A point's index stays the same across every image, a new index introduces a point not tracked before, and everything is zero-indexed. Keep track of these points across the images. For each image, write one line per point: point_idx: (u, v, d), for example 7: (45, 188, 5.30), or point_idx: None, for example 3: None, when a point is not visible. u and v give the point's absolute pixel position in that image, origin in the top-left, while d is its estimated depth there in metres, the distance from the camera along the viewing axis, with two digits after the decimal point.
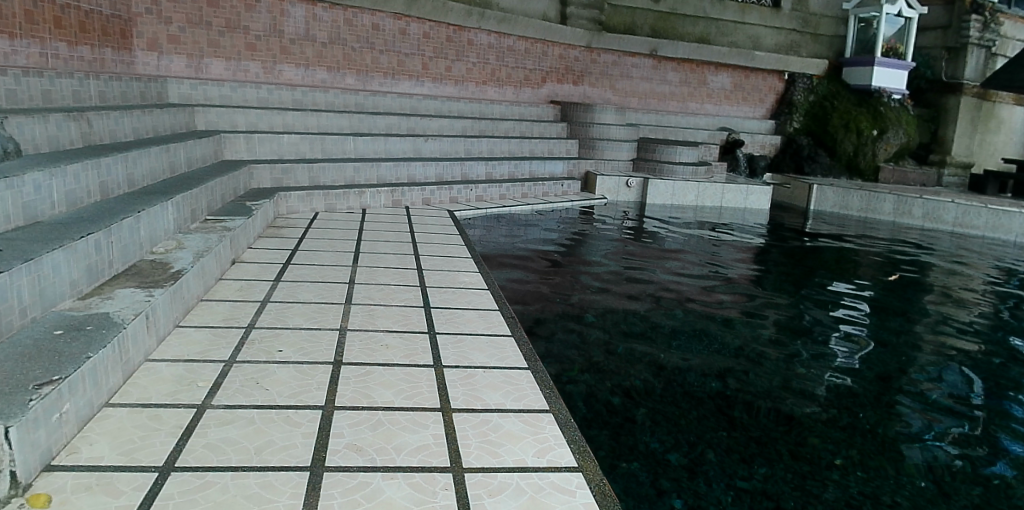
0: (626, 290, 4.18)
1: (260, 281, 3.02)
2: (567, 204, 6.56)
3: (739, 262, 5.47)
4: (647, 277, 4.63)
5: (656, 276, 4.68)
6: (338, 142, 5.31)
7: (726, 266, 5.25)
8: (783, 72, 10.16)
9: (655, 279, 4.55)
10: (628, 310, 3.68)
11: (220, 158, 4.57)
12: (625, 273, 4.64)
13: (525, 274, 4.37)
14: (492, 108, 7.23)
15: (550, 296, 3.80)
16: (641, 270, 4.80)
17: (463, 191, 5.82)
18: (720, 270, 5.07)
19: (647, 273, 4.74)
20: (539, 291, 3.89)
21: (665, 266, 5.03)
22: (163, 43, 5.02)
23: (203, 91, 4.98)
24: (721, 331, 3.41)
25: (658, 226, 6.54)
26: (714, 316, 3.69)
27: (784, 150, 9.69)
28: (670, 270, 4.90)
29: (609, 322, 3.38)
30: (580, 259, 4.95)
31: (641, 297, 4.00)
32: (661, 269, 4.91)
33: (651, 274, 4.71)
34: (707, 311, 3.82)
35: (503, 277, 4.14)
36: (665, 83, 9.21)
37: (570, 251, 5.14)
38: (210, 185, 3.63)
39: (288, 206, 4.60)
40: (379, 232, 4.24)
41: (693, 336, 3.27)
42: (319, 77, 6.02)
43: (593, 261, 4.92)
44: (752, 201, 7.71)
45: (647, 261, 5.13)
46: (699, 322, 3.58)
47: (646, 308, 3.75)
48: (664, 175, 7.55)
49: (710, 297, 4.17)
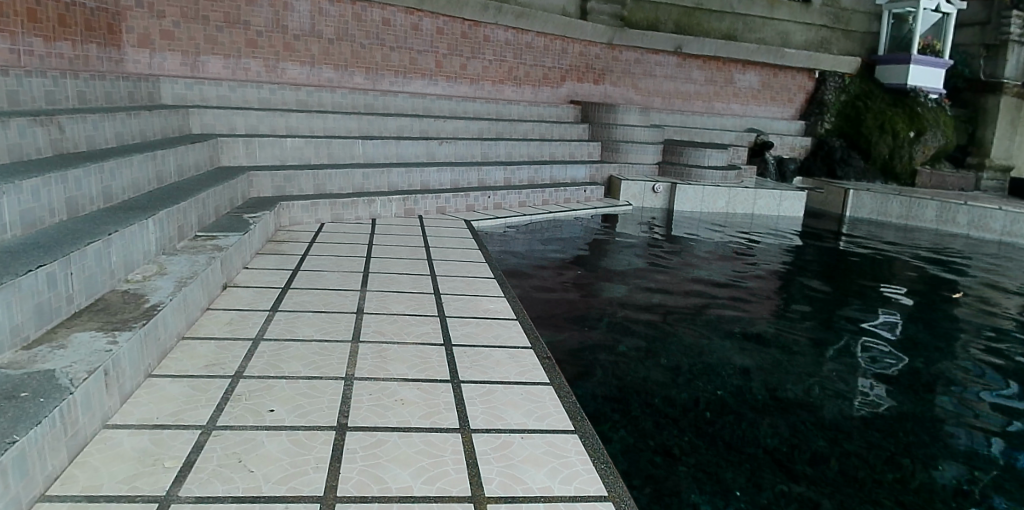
0: (665, 312, 3.74)
1: (254, 311, 2.61)
2: (590, 212, 6.13)
3: (781, 276, 5.01)
4: (685, 295, 4.19)
5: (696, 294, 4.23)
6: (346, 147, 4.90)
7: (767, 280, 4.80)
8: (813, 70, 9.64)
9: (695, 299, 4.11)
10: (672, 339, 3.24)
11: (216, 165, 4.17)
12: (662, 291, 4.21)
13: (551, 292, 3.94)
14: (510, 108, 6.81)
15: (582, 323, 3.38)
16: (678, 287, 4.36)
17: (480, 199, 5.40)
18: (763, 285, 4.62)
19: (684, 290, 4.30)
20: (570, 317, 3.46)
21: (703, 282, 4.58)
22: (157, 40, 4.64)
23: (199, 91, 4.59)
24: (782, 366, 2.97)
25: (689, 235, 6.10)
26: (769, 346, 3.25)
27: (815, 152, 9.21)
28: (710, 287, 4.45)
29: (654, 356, 2.94)
30: (610, 274, 4.51)
31: (684, 322, 3.57)
32: (699, 285, 4.45)
33: (689, 291, 4.27)
34: (759, 339, 3.38)
35: (528, 298, 3.72)
36: (690, 82, 8.75)
37: (599, 265, 4.70)
38: (200, 197, 3.22)
39: (291, 217, 4.20)
40: (391, 248, 3.83)
41: (751, 373, 2.83)
42: (326, 76, 5.62)
43: (624, 276, 4.48)
44: (787, 207, 7.25)
45: (683, 276, 4.68)
46: (754, 352, 3.14)
47: (692, 337, 3.31)
48: (691, 180, 7.10)
49: (758, 320, 3.73)
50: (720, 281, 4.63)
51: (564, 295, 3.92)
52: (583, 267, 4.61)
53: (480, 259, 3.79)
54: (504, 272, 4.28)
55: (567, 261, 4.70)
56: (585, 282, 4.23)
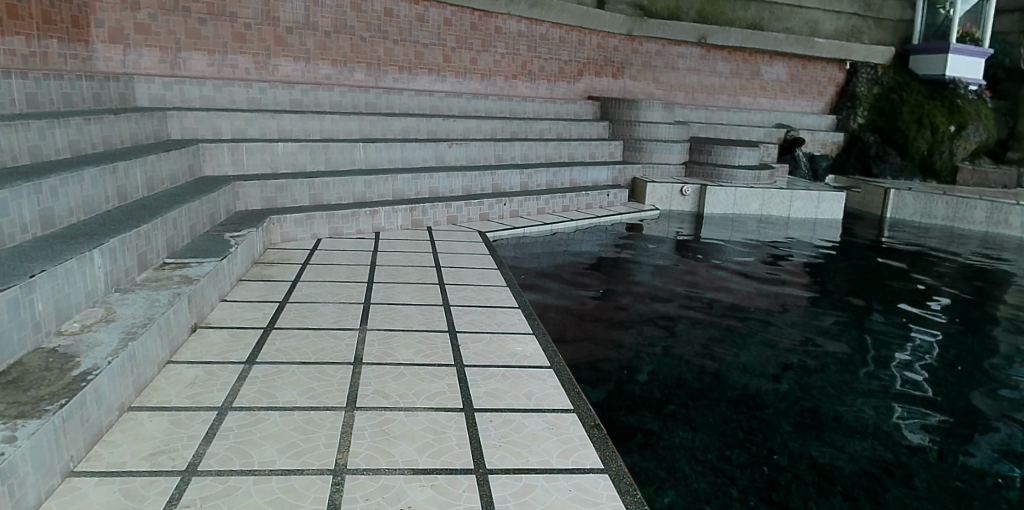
0: (719, 332, 3.20)
1: (225, 365, 2.09)
2: (614, 219, 5.59)
3: (834, 285, 4.46)
4: (734, 309, 3.64)
5: (746, 308, 3.69)
6: (346, 150, 4.37)
7: (818, 290, 4.26)
8: (844, 61, 9.03)
9: (746, 314, 3.57)
10: (736, 372, 2.70)
11: (198, 175, 3.68)
12: (709, 306, 3.65)
13: (581, 312, 3.39)
14: (524, 106, 6.29)
15: (625, 352, 2.84)
16: (725, 300, 3.81)
17: (495, 206, 4.87)
18: (818, 297, 4.09)
19: (733, 304, 3.75)
20: (606, 346, 2.91)
21: (752, 294, 4.02)
22: (131, 34, 4.13)
23: (179, 91, 4.07)
24: (875, 406, 2.43)
25: (724, 241, 5.55)
26: (851, 378, 2.71)
27: (848, 149, 8.63)
28: (761, 299, 3.90)
29: (718, 399, 2.41)
30: (646, 286, 3.98)
31: (744, 347, 3.02)
32: (748, 298, 3.90)
33: (738, 305, 3.73)
34: (835, 366, 2.84)
35: (554, 323, 3.18)
36: (714, 75, 8.19)
37: (631, 277, 4.16)
38: (168, 217, 2.69)
39: (283, 233, 3.70)
40: (397, 270, 3.31)
41: (842, 420, 2.29)
42: (324, 73, 5.11)
43: (662, 289, 3.94)
44: (825, 209, 6.67)
45: (727, 287, 4.13)
46: (837, 387, 2.60)
47: (757, 368, 2.77)
48: (722, 182, 6.54)
49: (825, 340, 3.19)
50: (770, 293, 4.08)
51: (598, 313, 3.36)
52: (613, 280, 4.06)
53: (501, 281, 3.26)
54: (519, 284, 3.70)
55: (594, 273, 4.15)
56: (621, 297, 3.68)
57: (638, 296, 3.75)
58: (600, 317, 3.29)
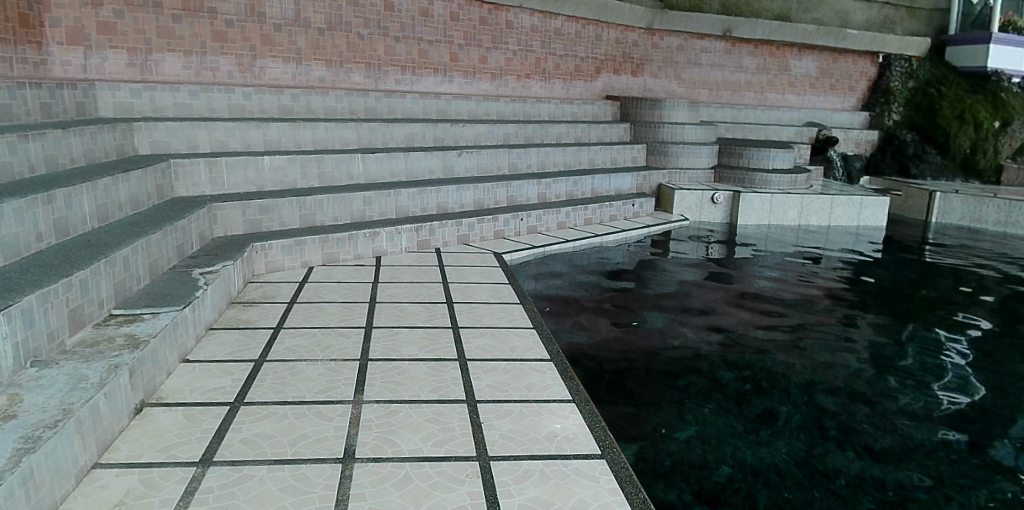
0: (790, 372, 2.65)
1: (169, 468, 1.58)
2: (641, 232, 5.05)
3: (900, 301, 3.90)
4: (797, 338, 3.09)
5: (812, 337, 3.12)
6: (342, 163, 3.85)
7: (883, 309, 3.71)
8: (877, 53, 8.45)
9: (813, 344, 3.01)
10: (826, 430, 2.14)
11: (168, 197, 3.17)
12: (768, 336, 3.10)
13: (617, 346, 2.85)
14: (539, 107, 5.75)
15: (681, 400, 2.30)
16: (784, 326, 3.25)
17: (511, 222, 4.33)
18: (887, 317, 3.52)
19: (793, 331, 3.19)
20: (656, 393, 2.37)
21: (812, 316, 3.45)
22: (93, 34, 3.62)
23: (149, 98, 3.55)
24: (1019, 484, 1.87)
25: (763, 252, 4.99)
26: (971, 437, 2.14)
27: (883, 148, 8.07)
28: (825, 324, 3.34)
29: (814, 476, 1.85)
30: (689, 311, 3.43)
31: (824, 390, 2.47)
32: (811, 322, 3.34)
33: (800, 332, 3.17)
34: (942, 417, 2.28)
35: (588, 362, 2.64)
36: (740, 70, 7.64)
37: (670, 300, 3.61)
38: (117, 256, 2.17)
39: (268, 262, 3.19)
40: (401, 308, 2.77)
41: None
42: (317, 75, 4.59)
43: (708, 313, 3.40)
44: (868, 216, 6.10)
45: (781, 309, 3.57)
46: (959, 452, 2.04)
47: (850, 424, 2.20)
48: (755, 187, 5.98)
49: (916, 379, 2.64)
50: (832, 314, 3.51)
51: (640, 349, 2.83)
52: (650, 304, 3.51)
53: (525, 320, 2.73)
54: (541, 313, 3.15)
55: (626, 296, 3.61)
56: (663, 327, 3.12)
57: (682, 324, 3.21)
58: (643, 354, 2.75)
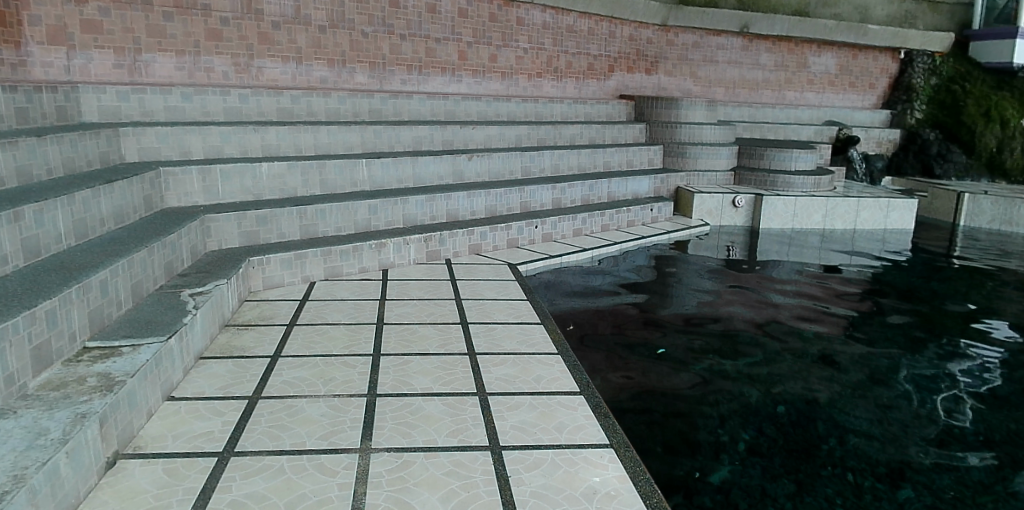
0: (845, 399, 2.37)
1: None
2: (661, 238, 4.78)
3: (947, 308, 3.62)
4: (846, 354, 2.81)
5: (861, 352, 2.85)
6: (345, 169, 3.59)
7: (931, 316, 3.43)
8: (898, 49, 8.17)
9: (864, 361, 2.73)
10: (902, 473, 1.87)
11: (158, 208, 2.92)
12: (812, 352, 2.82)
13: (649, 368, 2.58)
14: (551, 108, 5.49)
15: (730, 438, 2.03)
16: (829, 340, 2.97)
17: (525, 230, 4.07)
18: (937, 327, 3.24)
19: (840, 346, 2.91)
20: (700, 428, 2.10)
21: (856, 329, 3.17)
22: (77, 33, 3.39)
23: (138, 102, 3.31)
24: None
25: (790, 258, 4.72)
26: None
27: (905, 147, 7.79)
28: (873, 336, 3.06)
29: None
30: (723, 324, 3.15)
31: (889, 422, 2.19)
32: (858, 335, 3.06)
33: (847, 348, 2.89)
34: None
35: (619, 389, 2.37)
36: (757, 67, 7.37)
37: (701, 311, 3.33)
38: (92, 281, 1.92)
39: (266, 278, 2.94)
40: (411, 330, 2.51)
41: None
42: (319, 76, 4.34)
43: (744, 326, 3.12)
44: (895, 219, 5.82)
45: (821, 319, 3.29)
46: None
47: (925, 465, 1.92)
48: (778, 190, 5.70)
49: (989, 402, 2.38)
50: (879, 324, 3.23)
51: (674, 371, 2.56)
52: (679, 316, 3.23)
53: (549, 344, 2.46)
54: (561, 330, 2.88)
55: (651, 308, 3.34)
56: (697, 345, 2.85)
57: (717, 340, 2.93)
58: (678, 379, 2.48)
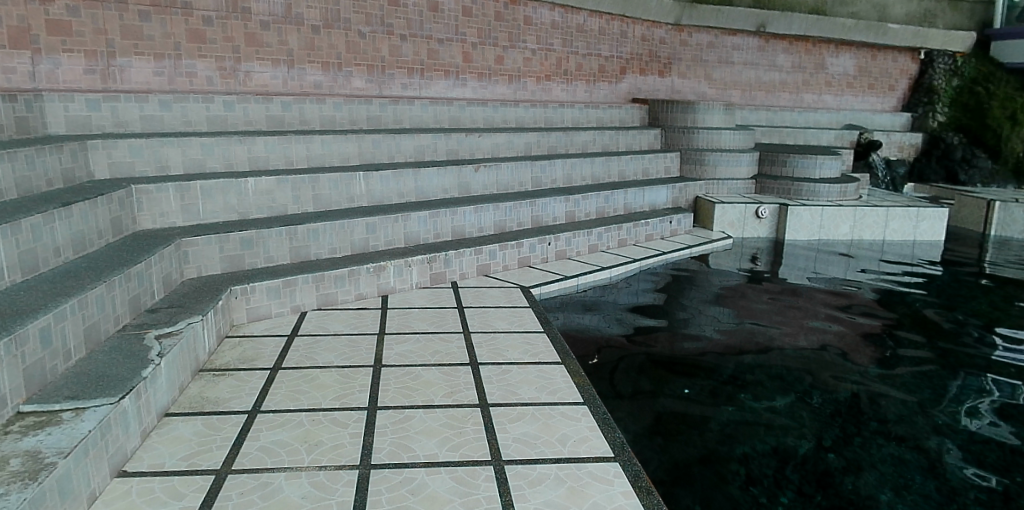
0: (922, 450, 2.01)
1: None
2: (682, 252, 4.45)
3: (1000, 328, 3.27)
4: (907, 390, 2.46)
5: (921, 387, 2.50)
6: (340, 183, 3.27)
7: (988, 339, 3.08)
8: (919, 49, 7.83)
9: (929, 400, 2.38)
10: None
11: (129, 231, 2.60)
12: (870, 389, 2.47)
13: (685, 410, 2.23)
14: (562, 113, 5.17)
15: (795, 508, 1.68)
16: (882, 373, 2.62)
17: (537, 247, 3.74)
18: (1000, 354, 2.88)
19: (899, 379, 2.56)
20: (756, 493, 1.75)
21: (913, 357, 2.81)
22: (43, 35, 3.07)
23: (111, 111, 2.99)
24: None
25: (820, 272, 4.36)
26: None
27: (927, 152, 7.43)
28: (932, 366, 2.71)
29: None
30: (763, 353, 2.81)
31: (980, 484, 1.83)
32: (914, 365, 2.72)
33: (907, 382, 2.54)
34: None
35: (655, 439, 2.02)
36: (774, 69, 7.05)
37: (735, 337, 2.99)
38: (30, 332, 1.59)
39: (251, 309, 2.62)
40: (413, 374, 2.17)
41: None
42: (312, 80, 4.03)
43: (785, 356, 2.78)
44: (925, 230, 5.46)
45: (868, 346, 2.94)
46: None
47: None
48: (803, 199, 5.37)
49: None
50: (934, 351, 2.89)
51: (715, 413, 2.21)
52: (712, 344, 2.89)
53: (572, 390, 2.13)
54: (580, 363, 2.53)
55: (679, 334, 2.99)
56: (737, 381, 2.50)
57: (757, 373, 2.59)
58: (721, 424, 2.14)
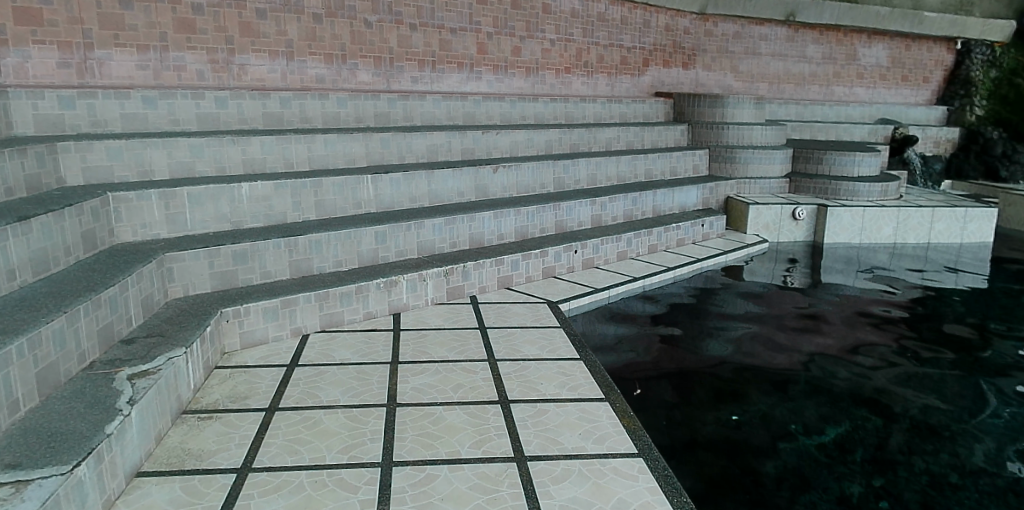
0: None
1: None
2: (719, 258, 4.08)
3: None
4: (1010, 425, 2.09)
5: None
6: (346, 187, 2.94)
7: None
8: (955, 39, 7.43)
9: None
10: None
11: (104, 246, 2.27)
12: (968, 424, 2.09)
13: (752, 452, 1.87)
14: (583, 107, 4.81)
15: None
16: (975, 403, 2.25)
17: (563, 255, 3.40)
18: None
19: (997, 411, 2.19)
20: None
21: (1006, 383, 2.42)
22: (9, 24, 2.75)
23: (87, 108, 2.67)
24: None
25: (868, 278, 3.98)
26: None
27: (965, 147, 7.01)
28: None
29: None
30: (828, 374, 2.44)
31: None
32: (1009, 392, 2.34)
33: (1007, 414, 2.17)
34: None
35: (725, 493, 1.65)
36: (803, 61, 6.68)
37: (793, 356, 2.62)
38: None
39: (245, 334, 2.29)
40: (432, 417, 1.83)
41: None
42: (314, 74, 3.69)
43: (850, 378, 2.42)
44: (972, 232, 5.05)
45: (947, 367, 2.57)
46: None
47: None
48: (842, 199, 5.01)
49: None
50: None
51: (788, 458, 1.84)
52: (766, 363, 2.53)
53: (623, 437, 1.77)
54: (618, 387, 2.20)
55: (728, 352, 2.64)
56: (808, 413, 2.13)
57: (827, 401, 2.22)
58: (799, 472, 1.77)
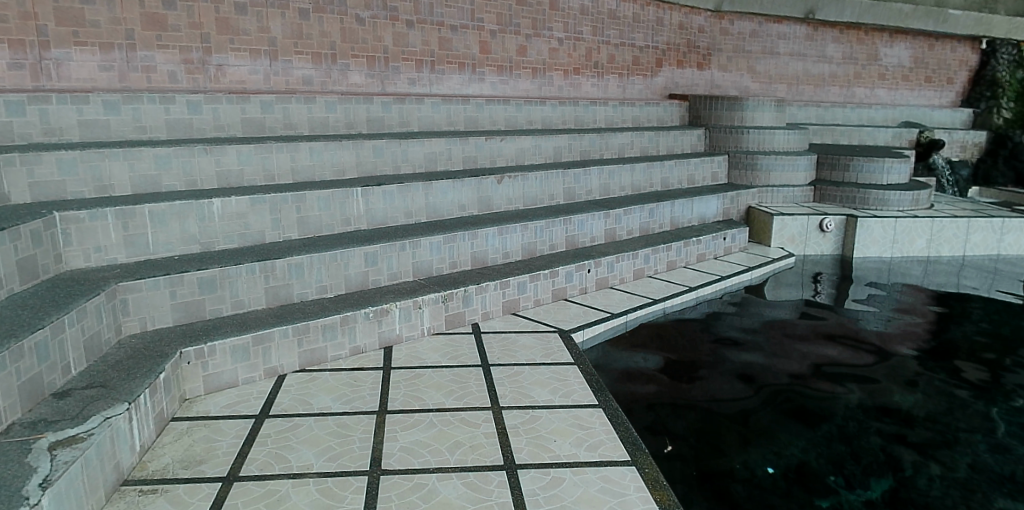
0: None
1: None
2: (744, 275, 3.75)
3: None
4: None
5: None
6: (333, 202, 2.63)
7: None
8: (980, 38, 7.08)
9: None
10: None
11: (48, 274, 1.96)
12: None
13: None
14: (593, 111, 4.48)
15: None
16: None
17: (574, 275, 3.08)
18: None
19: None
20: None
21: None
22: None
23: (38, 115, 2.37)
24: None
25: (907, 295, 3.64)
26: None
27: (992, 152, 6.64)
28: None
29: None
30: (884, 414, 2.11)
31: None
32: None
33: None
34: None
35: None
36: (823, 61, 6.35)
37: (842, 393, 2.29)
38: None
39: (210, 378, 1.98)
40: (423, 490, 1.51)
41: None
42: (302, 76, 3.39)
43: (908, 419, 2.09)
44: (1010, 243, 4.69)
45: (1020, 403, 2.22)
46: None
47: None
48: (870, 209, 4.67)
49: None
50: None
51: None
52: (814, 404, 2.19)
53: None
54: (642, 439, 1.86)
55: (763, 386, 2.31)
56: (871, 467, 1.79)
57: (893, 451, 1.87)
58: None
